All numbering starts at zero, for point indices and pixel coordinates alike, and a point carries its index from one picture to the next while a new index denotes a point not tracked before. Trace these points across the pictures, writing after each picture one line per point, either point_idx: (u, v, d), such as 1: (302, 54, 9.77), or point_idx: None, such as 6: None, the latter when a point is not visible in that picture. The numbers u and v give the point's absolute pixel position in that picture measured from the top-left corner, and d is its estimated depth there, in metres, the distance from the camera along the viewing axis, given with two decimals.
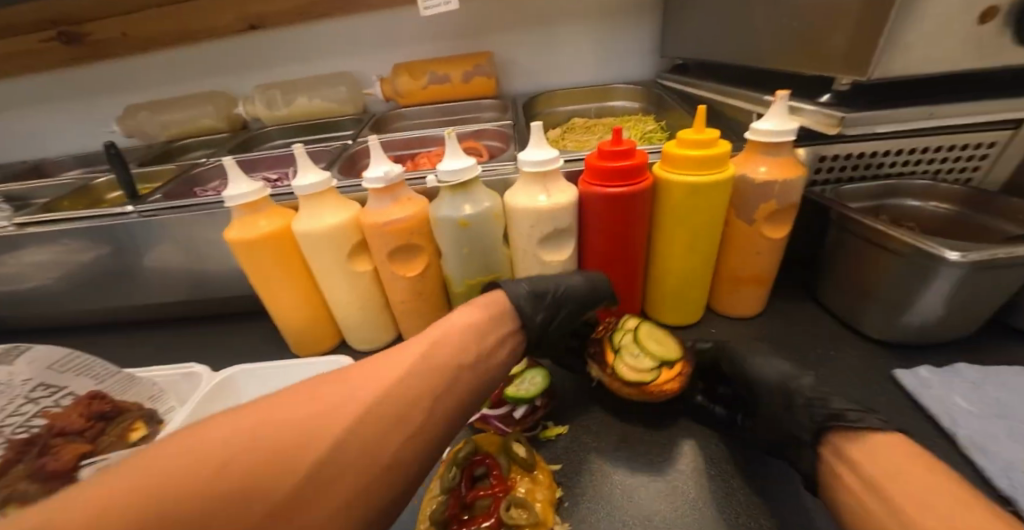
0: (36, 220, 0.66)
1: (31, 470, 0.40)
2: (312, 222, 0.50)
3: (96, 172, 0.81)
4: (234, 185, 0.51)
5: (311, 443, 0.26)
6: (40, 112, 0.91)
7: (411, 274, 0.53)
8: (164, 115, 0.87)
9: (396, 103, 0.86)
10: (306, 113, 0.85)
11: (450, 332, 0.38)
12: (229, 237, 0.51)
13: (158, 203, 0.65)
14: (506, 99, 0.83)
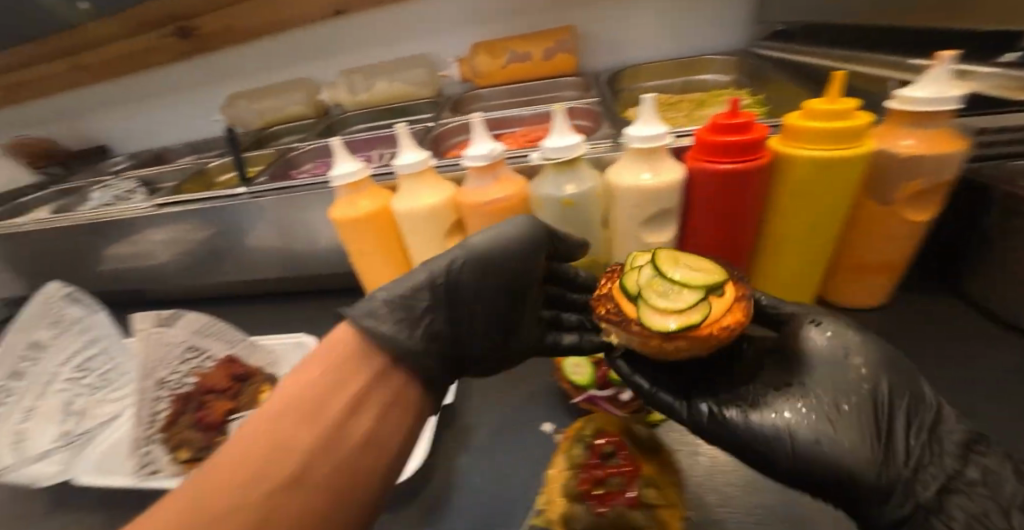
0: (168, 201, 0.73)
1: (192, 421, 0.46)
2: (413, 201, 0.51)
3: (206, 158, 0.88)
4: (340, 164, 0.53)
5: None
6: (155, 104, 1.01)
7: None
8: (259, 103, 0.93)
9: (474, 84, 0.86)
10: (388, 97, 0.88)
11: (292, 403, 0.27)
12: (337, 215, 0.53)
13: (267, 186, 0.70)
14: (588, 75, 0.81)
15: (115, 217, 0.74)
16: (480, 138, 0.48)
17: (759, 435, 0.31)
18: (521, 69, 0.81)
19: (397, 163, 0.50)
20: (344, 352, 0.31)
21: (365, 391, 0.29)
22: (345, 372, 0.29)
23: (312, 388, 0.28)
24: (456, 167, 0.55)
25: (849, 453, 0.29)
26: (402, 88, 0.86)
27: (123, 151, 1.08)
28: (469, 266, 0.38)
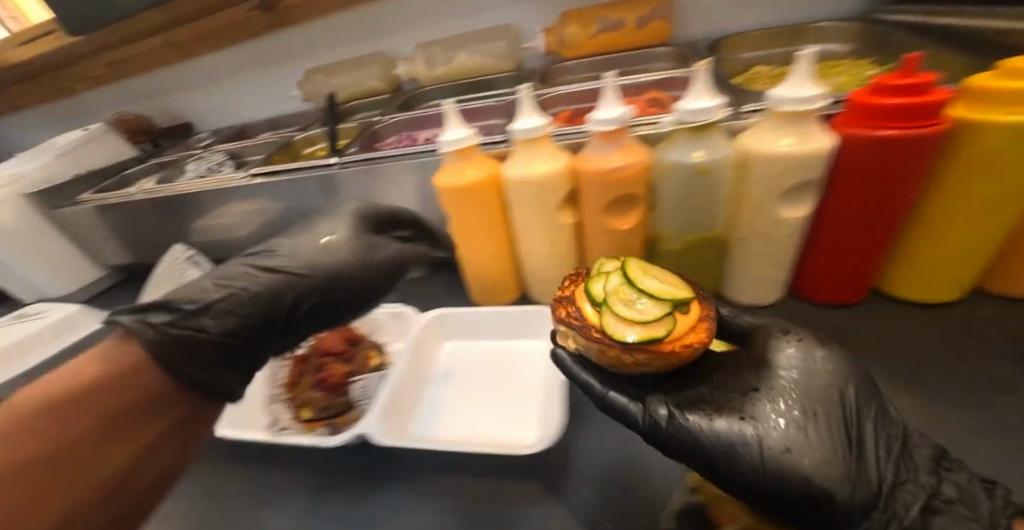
0: (263, 172, 0.75)
1: (313, 381, 0.47)
2: (530, 168, 0.49)
3: (289, 132, 0.90)
4: (450, 130, 0.51)
5: None
6: (238, 80, 1.04)
7: (624, 227, 0.51)
8: (338, 77, 0.93)
9: (558, 56, 0.83)
10: (468, 70, 0.85)
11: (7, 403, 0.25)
12: (445, 183, 0.52)
13: (358, 156, 0.69)
14: (682, 45, 0.77)
15: (216, 187, 0.78)
16: (608, 102, 0.45)
17: (726, 445, 0.30)
18: (613, 39, 0.77)
19: (515, 128, 0.48)
20: (125, 354, 0.30)
21: (110, 391, 0.28)
22: (71, 384, 0.27)
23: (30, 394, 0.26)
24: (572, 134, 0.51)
25: (830, 471, 0.27)
26: (484, 61, 0.83)
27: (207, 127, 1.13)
28: (241, 261, 0.40)
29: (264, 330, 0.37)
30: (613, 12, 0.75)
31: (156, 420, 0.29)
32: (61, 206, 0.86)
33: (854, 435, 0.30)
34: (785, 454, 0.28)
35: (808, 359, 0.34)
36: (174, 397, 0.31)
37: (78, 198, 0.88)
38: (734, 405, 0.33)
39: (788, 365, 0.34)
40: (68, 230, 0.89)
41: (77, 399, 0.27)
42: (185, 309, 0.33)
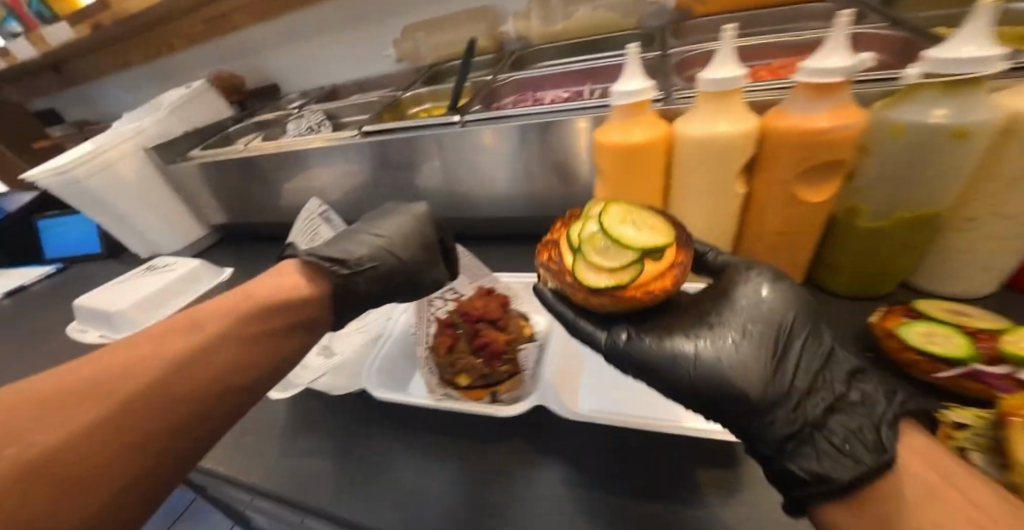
0: (376, 130, 0.76)
1: (470, 346, 0.45)
2: (711, 127, 0.45)
3: (392, 92, 0.89)
4: (624, 81, 0.47)
5: (36, 465, 0.25)
6: (334, 39, 1.03)
7: (814, 201, 0.45)
8: (439, 34, 0.90)
9: (689, 12, 0.76)
10: (585, 28, 0.80)
11: (217, 321, 0.37)
12: (610, 141, 0.49)
13: (480, 115, 0.70)
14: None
15: (329, 145, 0.79)
16: (834, 49, 0.38)
17: (671, 360, 0.36)
18: None
19: (705, 78, 0.43)
20: (316, 284, 0.45)
21: (280, 319, 0.40)
22: (248, 301, 0.40)
23: (219, 311, 0.39)
24: (767, 95, 0.47)
25: (751, 373, 0.34)
26: (606, 16, 0.78)
27: (301, 87, 1.15)
28: (391, 235, 0.52)
29: (382, 284, 0.49)
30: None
31: (280, 335, 0.40)
32: (174, 162, 0.91)
33: (781, 352, 0.36)
34: (721, 363, 0.35)
35: (766, 295, 0.39)
36: (299, 314, 0.42)
37: (187, 154, 0.93)
38: (688, 328, 0.38)
39: (746, 302, 0.39)
40: (180, 185, 0.95)
41: (266, 308, 0.40)
42: (338, 259, 0.47)
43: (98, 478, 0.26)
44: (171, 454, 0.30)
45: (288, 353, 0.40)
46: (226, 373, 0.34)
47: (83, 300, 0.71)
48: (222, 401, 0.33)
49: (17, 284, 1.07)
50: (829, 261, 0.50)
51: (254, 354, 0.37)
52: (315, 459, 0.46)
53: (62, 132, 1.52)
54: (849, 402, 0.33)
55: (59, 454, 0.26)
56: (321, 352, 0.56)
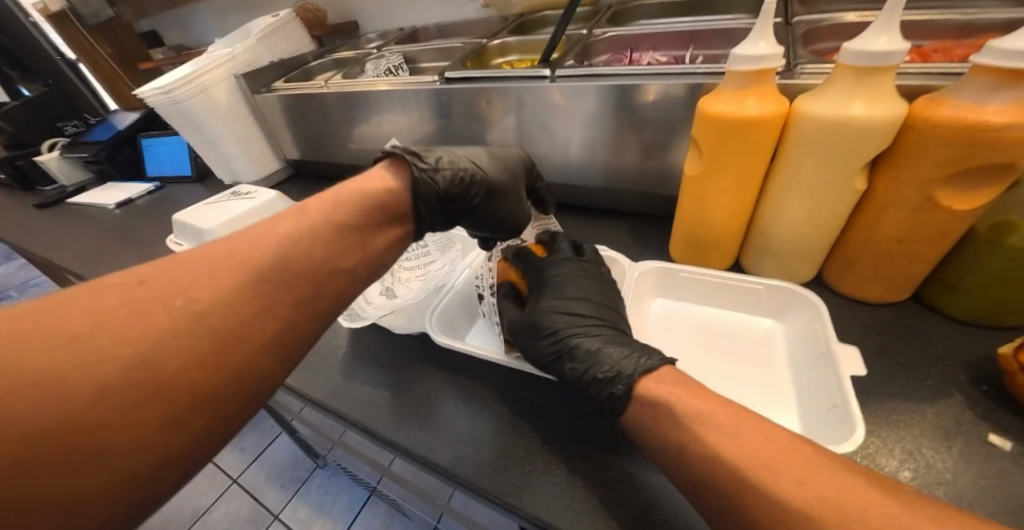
0: (457, 78, 0.74)
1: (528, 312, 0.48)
2: (845, 109, 0.39)
3: (475, 40, 0.87)
4: (749, 43, 0.42)
5: (143, 351, 0.25)
6: None
7: (958, 208, 0.38)
8: None
9: None
10: None
11: (303, 224, 0.35)
12: (720, 111, 0.44)
13: (573, 70, 0.65)
14: None
15: (407, 88, 0.79)
16: None
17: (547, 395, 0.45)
18: None
19: (852, 49, 0.37)
20: (396, 176, 0.42)
21: (372, 238, 0.38)
22: (337, 203, 0.38)
23: (316, 213, 0.36)
24: (929, 80, 0.39)
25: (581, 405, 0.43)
26: None
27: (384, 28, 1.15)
28: (484, 158, 0.50)
29: (456, 189, 0.45)
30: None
31: (366, 241, 0.37)
32: (260, 92, 0.95)
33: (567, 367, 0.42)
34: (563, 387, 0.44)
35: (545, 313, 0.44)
36: (382, 227, 0.40)
37: (271, 86, 0.96)
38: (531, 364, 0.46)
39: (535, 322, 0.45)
40: (265, 116, 0.99)
41: (359, 222, 0.37)
42: (423, 158, 0.44)
43: (200, 366, 0.26)
44: (292, 330, 0.31)
45: (371, 266, 0.38)
46: (326, 260, 0.34)
47: (180, 216, 0.77)
48: (307, 305, 0.32)
49: (124, 196, 1.19)
50: (952, 281, 0.44)
51: (352, 249, 0.36)
52: (374, 388, 0.48)
53: (164, 55, 1.62)
54: (628, 351, 0.39)
55: (163, 345, 0.26)
56: (383, 291, 0.58)
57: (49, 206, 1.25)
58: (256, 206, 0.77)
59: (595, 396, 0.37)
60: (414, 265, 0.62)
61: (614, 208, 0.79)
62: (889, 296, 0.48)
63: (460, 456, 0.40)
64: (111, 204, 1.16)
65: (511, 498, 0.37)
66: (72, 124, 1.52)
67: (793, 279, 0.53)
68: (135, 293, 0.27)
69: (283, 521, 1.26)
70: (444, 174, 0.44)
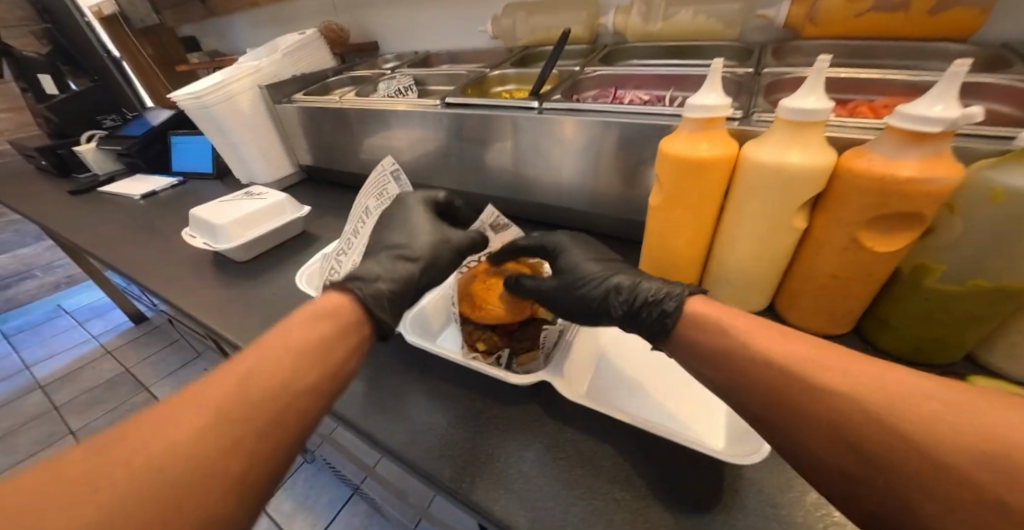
0: (457, 103, 0.81)
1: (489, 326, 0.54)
2: (782, 155, 0.44)
3: (480, 68, 0.95)
4: (701, 95, 0.47)
5: (115, 506, 0.29)
6: (442, 10, 1.12)
7: (880, 249, 0.42)
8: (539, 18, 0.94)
9: (797, 33, 0.75)
10: (684, 32, 0.83)
11: (265, 353, 0.39)
12: (675, 151, 0.49)
13: (559, 104, 0.72)
14: (989, 49, 0.62)
15: (413, 109, 0.86)
16: (937, 96, 0.36)
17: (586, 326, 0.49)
18: (885, 22, 0.66)
19: (787, 105, 0.42)
20: (346, 298, 0.45)
21: (334, 350, 0.41)
22: (292, 324, 0.42)
23: (274, 341, 0.40)
24: (855, 133, 0.44)
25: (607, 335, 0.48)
26: (707, 24, 0.80)
27: (404, 50, 1.25)
28: (415, 249, 0.54)
29: (400, 291, 0.49)
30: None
31: (324, 353, 0.40)
32: (280, 102, 1.03)
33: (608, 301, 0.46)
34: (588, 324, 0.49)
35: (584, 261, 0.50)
36: (345, 338, 0.42)
37: (291, 97, 1.04)
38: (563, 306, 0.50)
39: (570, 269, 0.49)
40: (284, 124, 1.07)
41: (315, 337, 0.40)
42: (360, 276, 0.48)
43: (167, 508, 0.29)
44: (260, 453, 0.34)
45: (334, 376, 0.40)
46: (288, 380, 0.37)
47: (198, 211, 0.84)
48: (270, 427, 0.35)
49: (151, 189, 1.28)
50: (883, 318, 0.47)
51: (319, 361, 0.39)
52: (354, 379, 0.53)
53: (200, 59, 1.75)
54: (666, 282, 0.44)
55: (137, 495, 0.29)
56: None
57: (82, 193, 1.35)
58: (266, 206, 0.84)
59: (650, 316, 0.42)
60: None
61: (596, 230, 0.84)
62: (829, 329, 0.51)
63: (422, 449, 0.45)
64: (137, 195, 1.25)
65: (456, 484, 0.41)
66: (110, 118, 1.61)
67: (746, 308, 0.57)
68: (113, 447, 0.32)
69: (266, 510, 1.30)
70: (379, 288, 0.47)
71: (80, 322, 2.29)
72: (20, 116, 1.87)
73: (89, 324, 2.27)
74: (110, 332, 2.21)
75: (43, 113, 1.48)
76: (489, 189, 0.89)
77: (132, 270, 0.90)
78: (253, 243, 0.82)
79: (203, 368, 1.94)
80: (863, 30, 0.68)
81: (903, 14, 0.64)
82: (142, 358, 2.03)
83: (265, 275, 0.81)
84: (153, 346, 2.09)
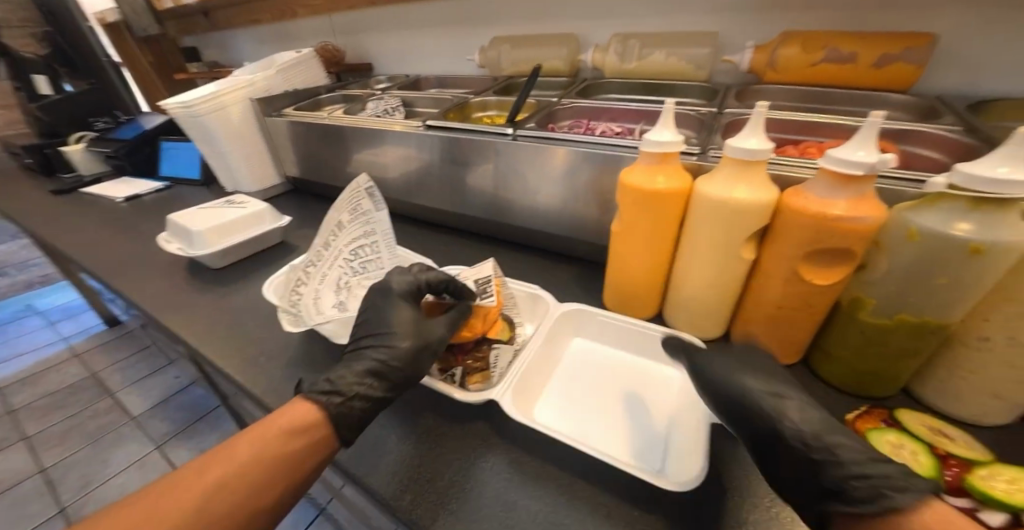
0: (439, 126, 0.85)
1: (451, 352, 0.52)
2: (728, 190, 0.47)
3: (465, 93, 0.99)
4: (656, 131, 0.51)
5: None
6: (436, 39, 1.18)
7: (818, 283, 0.45)
8: (524, 50, 1.00)
9: (759, 78, 0.81)
10: (657, 72, 0.88)
11: (229, 466, 0.38)
12: (632, 182, 0.53)
13: (533, 132, 0.75)
14: (927, 99, 0.68)
15: (398, 129, 0.89)
16: (859, 143, 0.39)
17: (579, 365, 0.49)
18: (836, 72, 0.72)
19: (733, 145, 0.45)
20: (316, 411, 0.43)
21: (298, 468, 0.40)
22: (262, 432, 0.41)
23: (240, 452, 0.39)
24: (797, 170, 0.48)
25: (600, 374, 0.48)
26: (678, 65, 0.86)
27: (398, 72, 1.30)
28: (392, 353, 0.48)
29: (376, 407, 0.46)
30: (846, 44, 0.70)
31: (287, 473, 0.40)
32: (270, 115, 1.06)
33: None
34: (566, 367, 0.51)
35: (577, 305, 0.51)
36: (312, 455, 0.42)
37: (281, 111, 1.07)
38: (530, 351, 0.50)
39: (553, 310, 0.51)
40: (273, 136, 1.10)
41: (279, 456, 0.40)
42: (334, 388, 0.45)
43: None
44: None
45: (290, 496, 0.40)
46: (247, 502, 0.37)
47: (176, 217, 0.85)
48: None
49: (135, 192, 1.28)
50: (828, 349, 0.49)
51: (279, 481, 0.39)
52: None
53: (199, 69, 1.79)
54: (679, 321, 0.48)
55: None
56: (334, 304, 0.62)
57: (64, 194, 1.34)
58: (244, 215, 0.85)
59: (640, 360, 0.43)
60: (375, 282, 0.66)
61: (568, 253, 0.86)
62: (779, 359, 0.53)
63: (369, 466, 0.45)
64: (119, 197, 1.25)
65: (398, 502, 0.41)
66: (101, 121, 1.63)
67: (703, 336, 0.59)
68: None
69: None
70: (353, 413, 0.44)
71: (50, 322, 2.23)
72: (10, 114, 1.87)
73: (60, 325, 2.21)
74: (80, 334, 2.15)
75: (34, 113, 1.49)
76: (468, 208, 0.91)
77: (103, 273, 0.89)
78: (228, 251, 0.83)
79: (174, 376, 1.89)
80: (817, 77, 0.74)
81: (852, 65, 0.70)
82: (111, 363, 1.97)
83: (238, 283, 0.81)
84: (124, 351, 2.04)
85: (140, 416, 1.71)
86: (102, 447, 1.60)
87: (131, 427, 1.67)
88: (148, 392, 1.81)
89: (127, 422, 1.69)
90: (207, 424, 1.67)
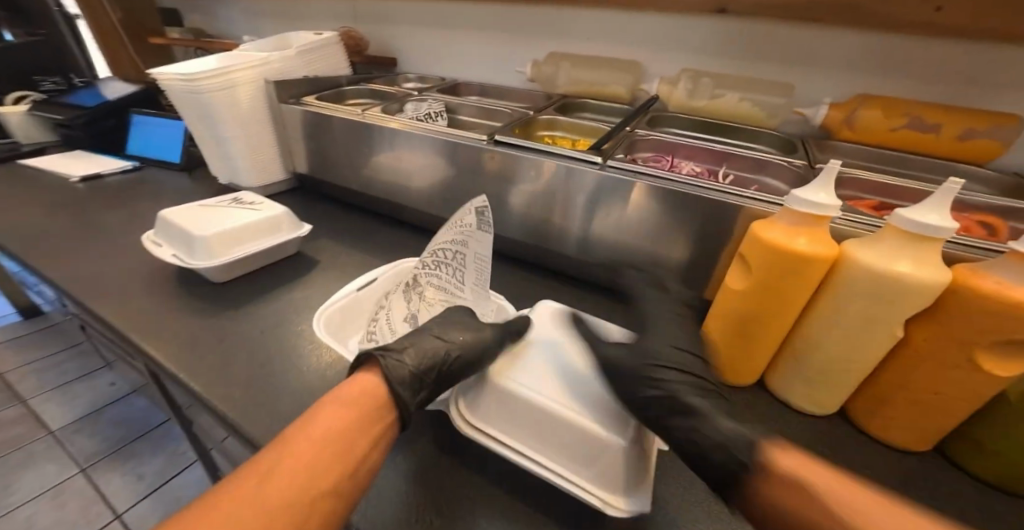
0: (505, 141, 0.74)
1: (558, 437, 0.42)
2: (899, 264, 0.42)
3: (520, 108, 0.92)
4: (810, 189, 0.45)
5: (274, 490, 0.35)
6: (480, 43, 1.09)
7: (994, 373, 0.41)
8: (586, 71, 0.95)
9: (833, 133, 0.79)
10: (729, 113, 0.84)
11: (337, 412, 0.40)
12: (774, 241, 0.46)
13: (618, 162, 0.68)
14: (1005, 174, 0.68)
15: (451, 136, 0.78)
16: None
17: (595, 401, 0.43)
18: (918, 139, 0.72)
19: (913, 219, 0.41)
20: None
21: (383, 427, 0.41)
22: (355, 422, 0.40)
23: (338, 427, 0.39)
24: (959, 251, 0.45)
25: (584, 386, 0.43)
26: (752, 108, 0.82)
27: (428, 73, 1.20)
28: None
29: None
30: (929, 114, 0.70)
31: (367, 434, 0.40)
32: (286, 102, 0.92)
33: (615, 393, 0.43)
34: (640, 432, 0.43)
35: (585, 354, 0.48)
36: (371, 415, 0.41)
37: (299, 99, 0.93)
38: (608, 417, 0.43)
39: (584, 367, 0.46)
40: (284, 127, 0.95)
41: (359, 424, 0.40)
42: None
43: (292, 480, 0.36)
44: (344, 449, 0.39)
45: None
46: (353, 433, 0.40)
47: (170, 215, 0.69)
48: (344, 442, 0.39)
49: (93, 170, 1.07)
50: (978, 440, 0.45)
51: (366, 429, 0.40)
52: (391, 471, 0.43)
53: (181, 35, 1.56)
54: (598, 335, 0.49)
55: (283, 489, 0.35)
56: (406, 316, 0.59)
57: None
58: (257, 221, 0.71)
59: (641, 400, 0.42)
60: (443, 286, 0.59)
61: (626, 294, 0.78)
62: (914, 444, 0.49)
63: None
64: (74, 176, 1.03)
65: None
66: (50, 80, 1.37)
67: (817, 411, 0.53)
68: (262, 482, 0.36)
69: None
70: None
71: None
72: None
73: None
74: None
75: None
76: (517, 233, 0.81)
77: (58, 273, 0.71)
78: (236, 263, 0.68)
79: (107, 382, 1.60)
80: (895, 143, 0.74)
81: (935, 136, 0.70)
82: (25, 364, 1.64)
83: (245, 302, 0.67)
84: (42, 349, 1.71)
85: (61, 431, 1.42)
86: (6, 469, 1.31)
87: (48, 444, 1.38)
88: (73, 402, 1.52)
89: (43, 438, 1.39)
90: (148, 444, 1.41)
